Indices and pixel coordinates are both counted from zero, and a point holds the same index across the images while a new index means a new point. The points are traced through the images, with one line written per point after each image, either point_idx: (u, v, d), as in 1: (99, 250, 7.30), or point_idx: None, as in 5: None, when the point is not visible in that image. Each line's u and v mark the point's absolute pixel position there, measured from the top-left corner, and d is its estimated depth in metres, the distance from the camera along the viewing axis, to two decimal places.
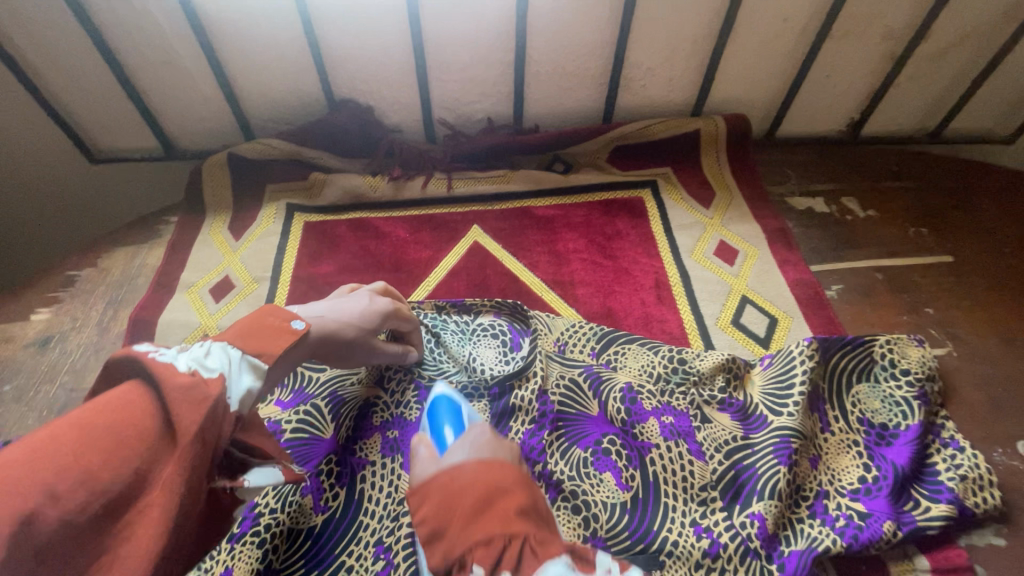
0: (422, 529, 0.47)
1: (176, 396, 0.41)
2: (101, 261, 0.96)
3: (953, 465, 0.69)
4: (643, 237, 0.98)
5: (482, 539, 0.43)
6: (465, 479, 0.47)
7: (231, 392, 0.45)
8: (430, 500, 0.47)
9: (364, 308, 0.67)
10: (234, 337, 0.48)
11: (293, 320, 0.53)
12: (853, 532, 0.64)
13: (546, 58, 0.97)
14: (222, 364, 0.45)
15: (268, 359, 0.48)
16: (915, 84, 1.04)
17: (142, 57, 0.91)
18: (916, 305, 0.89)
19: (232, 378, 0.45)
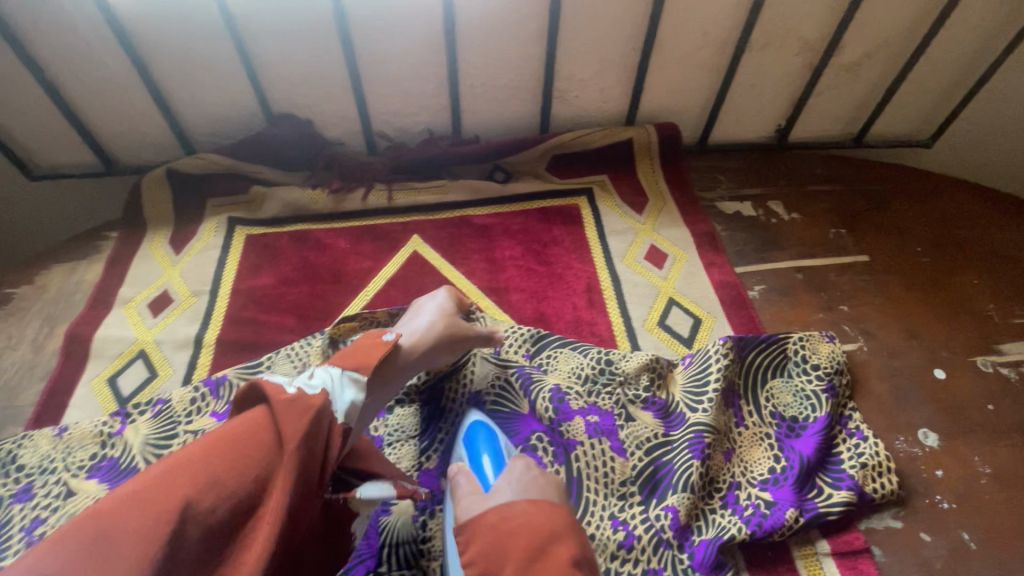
0: (471, 570, 0.49)
1: (286, 410, 0.50)
2: (37, 278, 0.96)
3: (856, 455, 0.74)
4: (578, 244, 1.01)
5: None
6: (518, 521, 0.49)
7: (338, 403, 0.55)
8: (478, 545, 0.49)
9: (438, 310, 0.76)
10: (339, 360, 0.60)
11: (383, 335, 0.66)
12: (758, 521, 0.68)
13: (480, 72, 1.00)
14: (324, 381, 0.56)
15: (366, 372, 0.60)
16: (834, 93, 1.10)
17: (75, 75, 0.92)
18: (833, 303, 0.94)
19: (337, 393, 0.55)
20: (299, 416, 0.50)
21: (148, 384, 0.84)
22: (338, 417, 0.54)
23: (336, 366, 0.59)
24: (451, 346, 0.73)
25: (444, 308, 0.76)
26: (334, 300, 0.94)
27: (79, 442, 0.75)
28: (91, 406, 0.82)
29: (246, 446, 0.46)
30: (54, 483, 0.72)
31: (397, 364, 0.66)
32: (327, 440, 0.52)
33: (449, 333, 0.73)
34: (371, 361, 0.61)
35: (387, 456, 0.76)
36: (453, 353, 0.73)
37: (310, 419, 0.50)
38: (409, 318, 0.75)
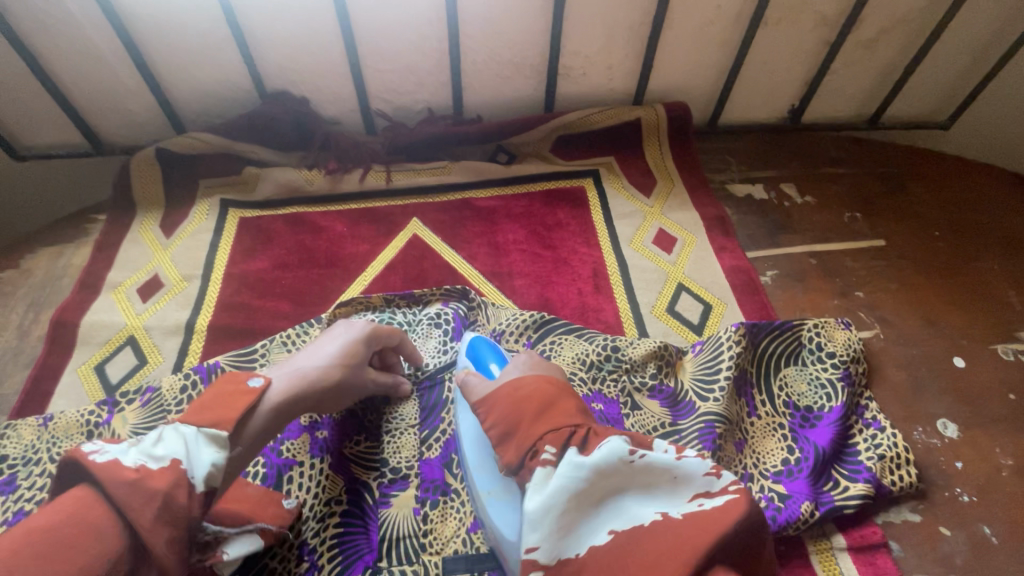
0: (495, 430, 0.56)
1: (128, 494, 0.44)
2: (23, 262, 0.92)
3: (874, 447, 0.71)
4: (583, 227, 0.98)
5: (551, 429, 0.52)
6: (527, 390, 0.56)
7: (196, 467, 0.48)
8: (497, 409, 0.56)
9: (340, 348, 0.66)
10: (190, 416, 0.51)
11: (251, 378, 0.57)
12: (773, 514, 0.65)
13: (482, 47, 0.95)
14: (175, 446, 0.48)
15: (227, 427, 0.51)
16: (850, 71, 1.05)
17: (58, 49, 0.88)
18: (847, 289, 0.90)
19: (187, 461, 0.47)
20: (145, 502, 0.44)
21: (137, 371, 0.81)
22: (195, 485, 0.47)
23: (187, 425, 0.50)
24: (342, 393, 0.66)
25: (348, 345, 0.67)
26: (331, 284, 0.91)
27: (64, 432, 0.73)
28: (77, 394, 0.79)
29: (74, 536, 0.41)
30: (40, 474, 0.70)
31: (262, 416, 0.56)
32: (187, 511, 0.46)
33: (344, 379, 0.65)
34: (236, 416, 0.53)
35: (386, 445, 0.73)
36: (343, 398, 0.66)
37: (160, 501, 0.45)
38: (300, 352, 0.65)
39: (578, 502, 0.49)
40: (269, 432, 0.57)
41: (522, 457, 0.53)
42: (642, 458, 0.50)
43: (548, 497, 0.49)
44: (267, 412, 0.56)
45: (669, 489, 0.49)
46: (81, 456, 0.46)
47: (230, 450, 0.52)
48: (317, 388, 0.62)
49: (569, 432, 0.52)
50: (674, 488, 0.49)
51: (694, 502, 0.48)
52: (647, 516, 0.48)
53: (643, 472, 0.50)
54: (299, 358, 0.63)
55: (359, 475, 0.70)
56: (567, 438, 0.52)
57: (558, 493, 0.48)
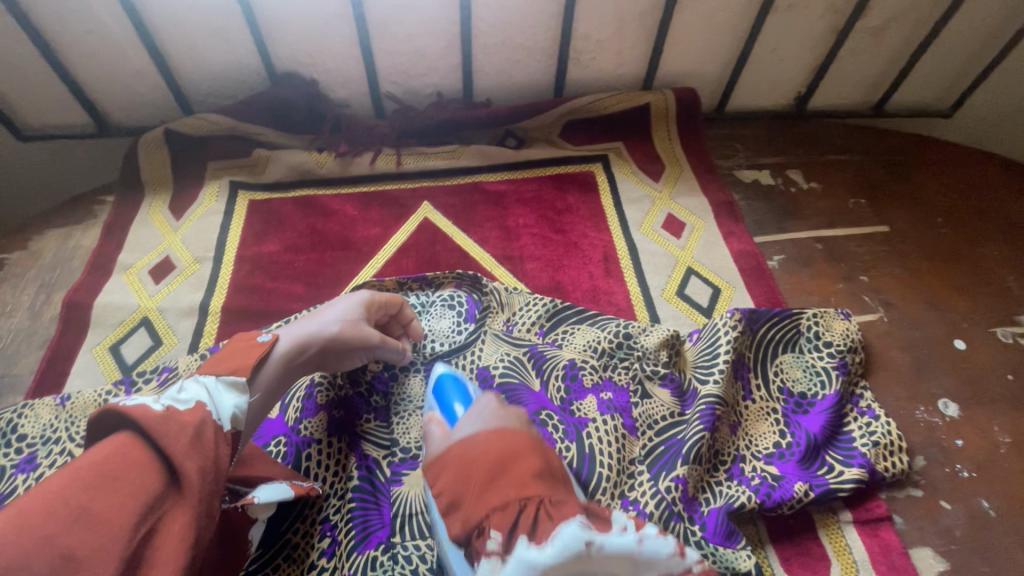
0: (442, 499, 0.48)
1: (160, 426, 0.42)
2: (31, 243, 0.92)
3: (867, 432, 0.72)
4: (593, 211, 0.99)
5: (497, 506, 0.44)
6: (478, 450, 0.48)
7: (221, 410, 0.49)
8: (448, 471, 0.49)
9: (346, 308, 0.67)
10: (208, 369, 0.53)
11: (260, 335, 0.60)
12: (766, 492, 0.67)
13: (493, 30, 0.95)
14: (198, 393, 0.48)
15: (245, 374, 0.53)
16: (857, 58, 1.06)
17: (64, 27, 0.86)
18: (853, 273, 0.92)
19: (214, 403, 0.48)
20: (180, 431, 0.43)
21: (153, 352, 0.82)
22: (223, 425, 0.47)
23: (208, 376, 0.52)
24: (351, 350, 0.66)
25: (353, 305, 0.68)
26: (343, 267, 0.92)
27: (83, 411, 0.73)
28: (94, 374, 0.79)
29: (121, 466, 0.39)
30: (59, 453, 0.70)
31: (269, 363, 0.57)
32: (215, 450, 0.44)
33: (353, 334, 0.66)
34: (249, 364, 0.55)
35: (396, 427, 0.74)
36: (355, 355, 0.67)
37: (193, 433, 0.43)
38: (307, 315, 0.66)
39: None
40: (278, 383, 0.58)
41: (467, 534, 0.45)
42: (599, 547, 0.41)
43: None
44: (277, 363, 0.58)
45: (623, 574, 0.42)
46: (107, 406, 0.44)
47: (250, 397, 0.53)
48: (327, 342, 0.63)
49: (516, 510, 0.43)
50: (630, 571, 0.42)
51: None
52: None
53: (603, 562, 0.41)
54: (308, 319, 0.64)
55: (370, 452, 0.71)
56: (514, 520, 0.43)
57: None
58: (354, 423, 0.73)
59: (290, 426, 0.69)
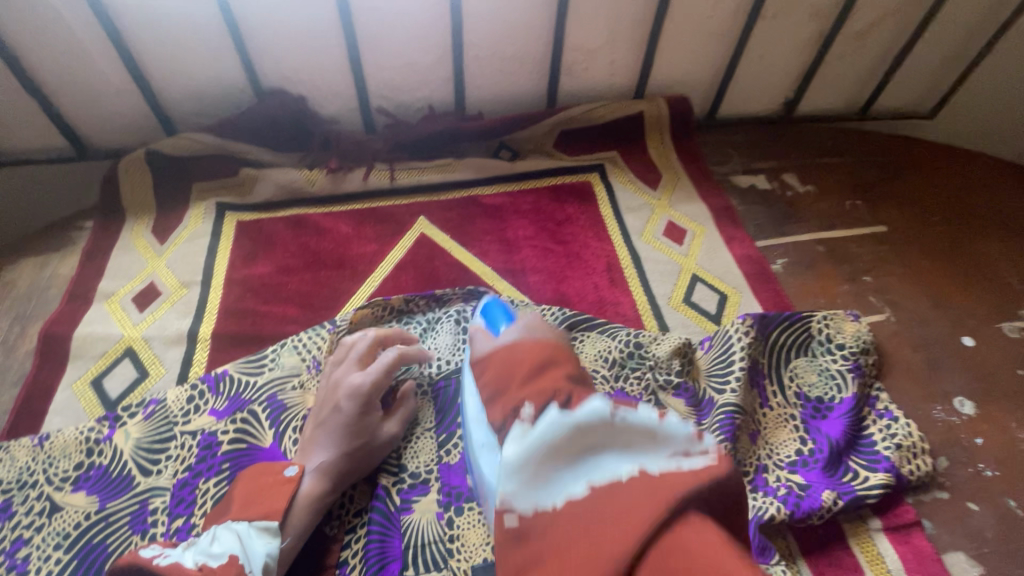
0: (485, 393, 0.51)
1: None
2: (5, 274, 0.87)
3: (888, 434, 0.71)
4: (593, 221, 0.97)
5: (539, 390, 0.45)
6: (523, 353, 0.50)
7: (252, 559, 0.53)
8: (492, 369, 0.52)
9: (352, 412, 0.65)
10: (239, 512, 0.57)
11: (285, 470, 0.61)
12: (794, 502, 0.64)
13: (485, 41, 0.94)
14: (230, 544, 0.53)
15: (275, 516, 0.57)
16: (842, 63, 1.08)
17: (38, 47, 0.82)
18: (857, 274, 0.92)
19: (246, 555, 0.52)
20: None
21: (139, 385, 0.77)
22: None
23: (240, 521, 0.56)
24: (372, 448, 0.66)
25: (354, 398, 0.66)
26: (339, 287, 0.88)
27: (62, 451, 0.68)
28: (74, 412, 0.74)
29: None
30: (37, 498, 0.65)
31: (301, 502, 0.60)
32: None
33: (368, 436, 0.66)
34: (276, 510, 0.57)
35: (403, 450, 0.70)
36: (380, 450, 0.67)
37: None
38: (317, 434, 0.65)
39: (552, 452, 0.40)
40: (316, 514, 0.61)
41: (505, 419, 0.46)
42: (624, 416, 0.40)
43: (525, 448, 0.41)
44: (303, 504, 0.60)
45: (650, 447, 0.38)
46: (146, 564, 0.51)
47: (281, 538, 0.57)
48: (345, 456, 0.64)
49: (555, 394, 0.44)
50: (653, 446, 0.37)
51: (673, 460, 0.36)
52: (623, 468, 0.36)
53: (625, 433, 0.39)
54: (319, 434, 0.65)
55: (378, 480, 0.67)
56: (549, 398, 0.44)
57: (536, 443, 0.40)
58: None
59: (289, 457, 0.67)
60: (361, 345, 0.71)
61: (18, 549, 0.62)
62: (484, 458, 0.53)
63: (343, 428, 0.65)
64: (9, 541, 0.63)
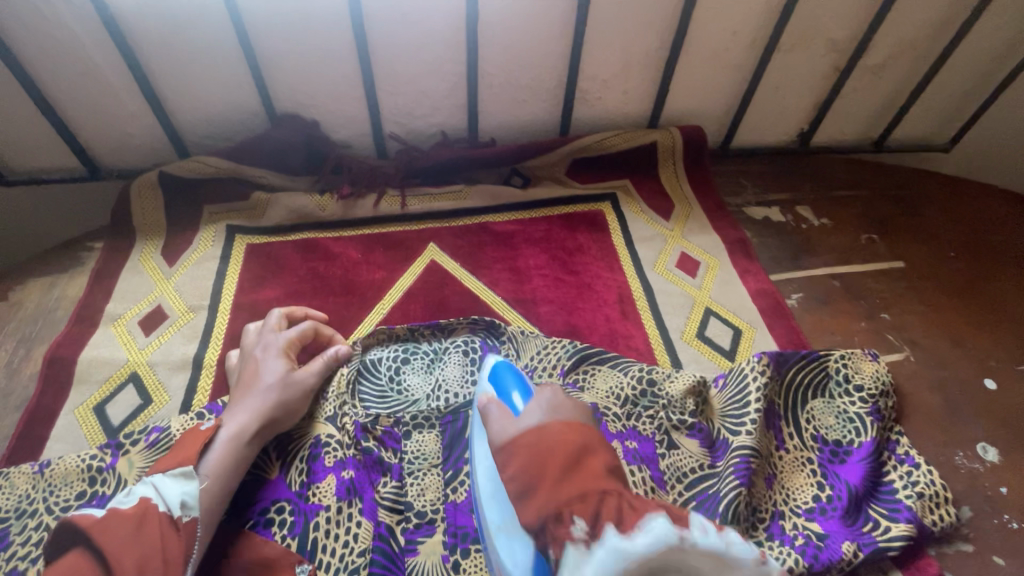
0: (513, 485, 0.50)
1: (104, 530, 0.53)
2: (12, 294, 0.86)
3: (910, 481, 0.68)
4: (605, 251, 0.96)
5: (578, 496, 0.45)
6: (553, 441, 0.50)
7: (169, 499, 0.57)
8: (518, 459, 0.50)
9: (273, 368, 0.71)
10: (159, 466, 0.61)
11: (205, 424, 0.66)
12: (812, 553, 0.62)
13: (499, 70, 0.94)
14: (143, 491, 0.57)
15: (190, 462, 0.60)
16: (857, 96, 1.07)
17: (57, 70, 0.83)
18: (873, 311, 0.90)
19: (163, 496, 0.57)
20: (121, 529, 0.54)
21: (142, 412, 0.76)
22: (172, 514, 0.56)
23: (155, 474, 0.59)
24: (294, 400, 0.70)
25: (277, 359, 0.73)
26: (347, 314, 0.87)
27: (63, 479, 0.67)
28: (75, 438, 0.73)
29: None
30: (36, 527, 0.64)
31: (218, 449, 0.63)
32: (160, 539, 0.54)
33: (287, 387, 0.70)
34: (195, 454, 0.61)
35: (409, 487, 0.68)
36: (302, 401, 0.72)
37: (134, 525, 0.54)
38: (237, 392, 0.69)
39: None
40: (235, 462, 0.64)
41: (542, 522, 0.46)
42: (691, 541, 0.42)
43: None
44: (222, 447, 0.63)
45: (715, 569, 0.42)
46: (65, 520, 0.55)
47: (202, 483, 0.60)
48: (269, 406, 0.68)
49: (598, 503, 0.45)
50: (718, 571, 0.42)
51: None
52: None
53: (694, 557, 0.42)
54: (243, 392, 0.69)
55: (382, 518, 0.65)
56: (596, 510, 0.44)
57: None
58: (364, 485, 0.67)
59: (295, 490, 0.67)
60: (273, 322, 0.78)
61: None
62: (501, 541, 0.55)
63: (265, 383, 0.70)
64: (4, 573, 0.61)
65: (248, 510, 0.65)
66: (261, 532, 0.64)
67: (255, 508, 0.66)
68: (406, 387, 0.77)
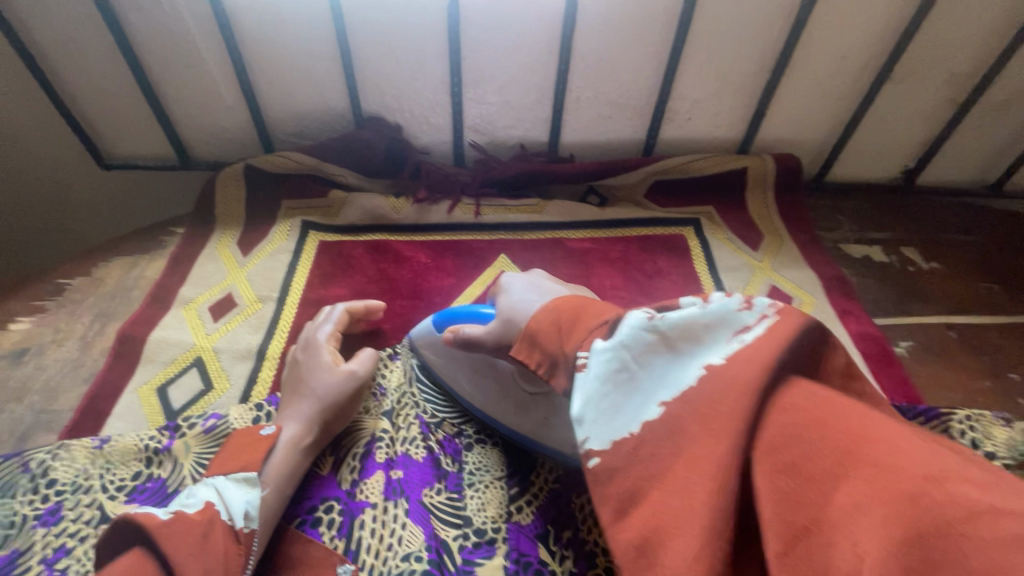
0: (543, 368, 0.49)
1: (168, 534, 0.49)
2: (95, 270, 0.88)
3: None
4: (686, 277, 0.90)
5: (592, 331, 0.46)
6: (554, 308, 0.50)
7: (233, 508, 0.54)
8: (542, 338, 0.50)
9: (317, 370, 0.68)
10: (217, 469, 0.58)
11: (262, 428, 0.63)
12: None
13: (588, 84, 0.91)
14: (207, 494, 0.54)
15: (254, 467, 0.58)
16: (977, 134, 0.98)
17: (165, 60, 0.86)
18: (1000, 369, 0.79)
19: (228, 502, 0.54)
20: (185, 535, 0.49)
21: (202, 398, 0.74)
22: (236, 525, 0.53)
23: (217, 476, 0.57)
24: (347, 398, 0.67)
25: (321, 361, 0.69)
26: (412, 318, 0.84)
27: (121, 458, 0.66)
28: (136, 417, 0.72)
29: None
30: (88, 505, 0.62)
31: (277, 454, 0.61)
32: (223, 552, 0.51)
33: (340, 386, 0.67)
34: (256, 459, 0.59)
35: (469, 500, 0.63)
36: (354, 400, 0.68)
37: (200, 534, 0.50)
38: (286, 401, 0.67)
39: (622, 378, 0.42)
40: (294, 470, 0.61)
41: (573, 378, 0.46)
42: (665, 321, 0.43)
43: (587, 390, 0.43)
44: (281, 455, 0.61)
45: (706, 340, 0.41)
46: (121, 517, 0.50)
47: (263, 492, 0.57)
48: (320, 411, 0.65)
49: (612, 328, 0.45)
50: (709, 336, 0.41)
51: (732, 338, 0.39)
52: (692, 371, 0.39)
53: (674, 334, 0.42)
54: (293, 397, 0.66)
55: (437, 532, 0.60)
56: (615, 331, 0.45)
57: (597, 378, 0.43)
58: (418, 488, 0.64)
59: (345, 489, 0.63)
60: (318, 317, 0.76)
61: (58, 560, 0.58)
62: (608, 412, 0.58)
63: (312, 388, 0.67)
64: (51, 550, 0.59)
65: (297, 506, 0.62)
66: (305, 525, 0.60)
67: (305, 504, 0.62)
68: None
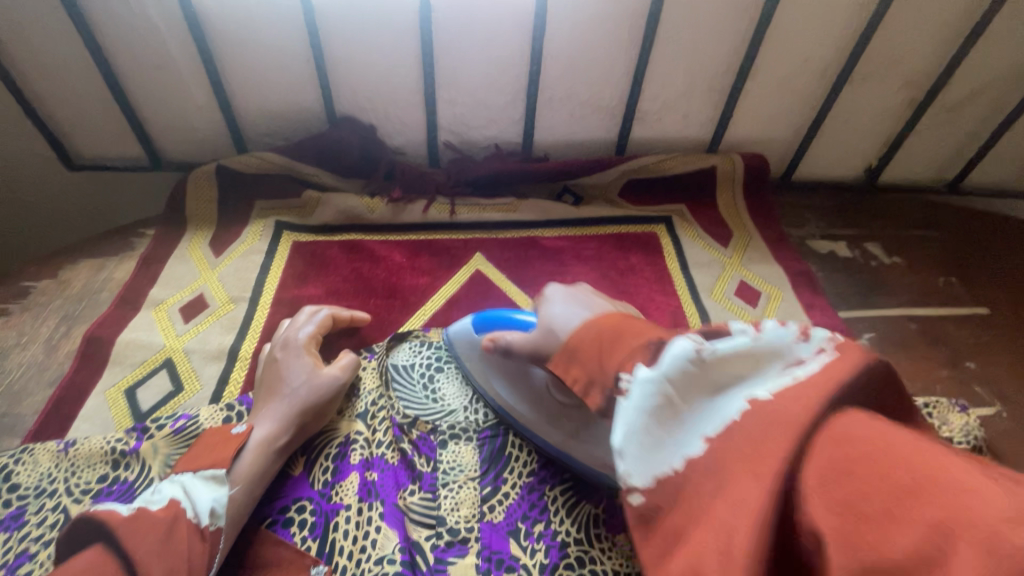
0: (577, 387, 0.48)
1: (132, 530, 0.48)
2: (62, 272, 0.86)
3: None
4: (658, 274, 0.92)
5: (628, 354, 0.44)
6: (592, 326, 0.49)
7: (199, 505, 0.54)
8: (581, 356, 0.48)
9: (299, 370, 0.68)
10: (185, 466, 0.58)
11: (234, 427, 0.62)
12: None
13: (560, 84, 0.93)
14: (173, 491, 0.54)
15: (224, 466, 0.57)
16: (935, 133, 1.01)
17: (132, 59, 0.86)
18: (957, 359, 0.82)
19: (194, 499, 0.54)
20: (148, 532, 0.49)
21: (172, 399, 0.73)
22: (200, 522, 0.53)
23: (184, 473, 0.57)
24: (328, 400, 0.67)
25: (300, 361, 0.69)
26: (387, 317, 0.84)
27: (86, 460, 0.65)
28: (104, 420, 0.71)
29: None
30: (52, 509, 0.61)
31: (248, 453, 0.60)
32: (187, 549, 0.50)
33: (318, 389, 0.67)
34: (226, 458, 0.58)
35: (443, 499, 0.63)
36: (333, 401, 0.68)
37: (164, 531, 0.50)
38: (262, 399, 0.66)
39: (665, 413, 0.40)
40: (264, 471, 0.60)
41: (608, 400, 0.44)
42: (713, 351, 0.41)
43: (630, 422, 0.41)
44: (253, 454, 0.60)
45: (756, 374, 0.40)
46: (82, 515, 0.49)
47: (231, 489, 0.57)
48: (296, 410, 0.64)
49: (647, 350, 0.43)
50: (766, 371, 0.39)
51: (788, 373, 0.38)
52: (738, 405, 0.38)
53: (721, 366, 0.41)
54: (269, 396, 0.66)
55: (411, 533, 0.60)
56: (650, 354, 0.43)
57: (636, 408, 0.41)
58: (393, 491, 0.63)
59: (318, 490, 0.63)
60: (300, 316, 0.76)
61: (20, 565, 0.57)
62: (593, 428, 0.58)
63: (290, 386, 0.66)
64: (13, 555, 0.58)
65: (269, 506, 0.62)
66: (276, 527, 0.60)
67: (276, 505, 0.62)
68: (440, 396, 0.72)
